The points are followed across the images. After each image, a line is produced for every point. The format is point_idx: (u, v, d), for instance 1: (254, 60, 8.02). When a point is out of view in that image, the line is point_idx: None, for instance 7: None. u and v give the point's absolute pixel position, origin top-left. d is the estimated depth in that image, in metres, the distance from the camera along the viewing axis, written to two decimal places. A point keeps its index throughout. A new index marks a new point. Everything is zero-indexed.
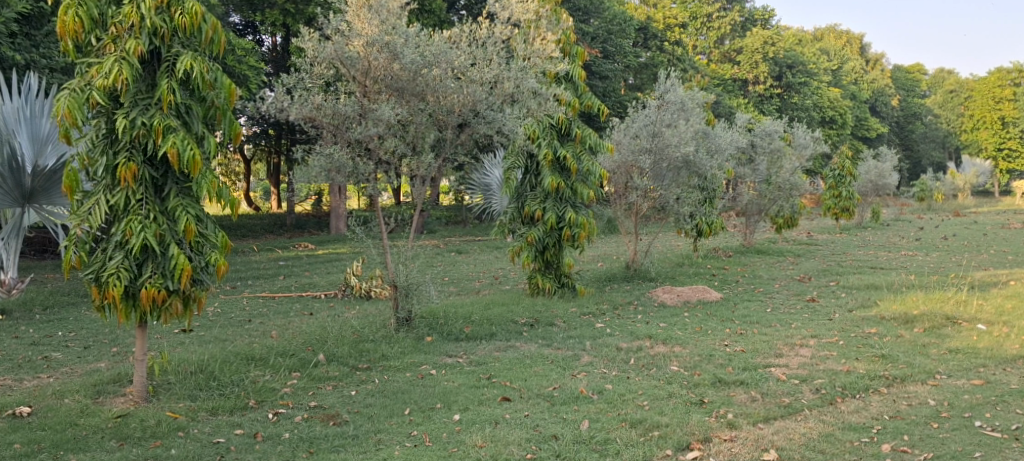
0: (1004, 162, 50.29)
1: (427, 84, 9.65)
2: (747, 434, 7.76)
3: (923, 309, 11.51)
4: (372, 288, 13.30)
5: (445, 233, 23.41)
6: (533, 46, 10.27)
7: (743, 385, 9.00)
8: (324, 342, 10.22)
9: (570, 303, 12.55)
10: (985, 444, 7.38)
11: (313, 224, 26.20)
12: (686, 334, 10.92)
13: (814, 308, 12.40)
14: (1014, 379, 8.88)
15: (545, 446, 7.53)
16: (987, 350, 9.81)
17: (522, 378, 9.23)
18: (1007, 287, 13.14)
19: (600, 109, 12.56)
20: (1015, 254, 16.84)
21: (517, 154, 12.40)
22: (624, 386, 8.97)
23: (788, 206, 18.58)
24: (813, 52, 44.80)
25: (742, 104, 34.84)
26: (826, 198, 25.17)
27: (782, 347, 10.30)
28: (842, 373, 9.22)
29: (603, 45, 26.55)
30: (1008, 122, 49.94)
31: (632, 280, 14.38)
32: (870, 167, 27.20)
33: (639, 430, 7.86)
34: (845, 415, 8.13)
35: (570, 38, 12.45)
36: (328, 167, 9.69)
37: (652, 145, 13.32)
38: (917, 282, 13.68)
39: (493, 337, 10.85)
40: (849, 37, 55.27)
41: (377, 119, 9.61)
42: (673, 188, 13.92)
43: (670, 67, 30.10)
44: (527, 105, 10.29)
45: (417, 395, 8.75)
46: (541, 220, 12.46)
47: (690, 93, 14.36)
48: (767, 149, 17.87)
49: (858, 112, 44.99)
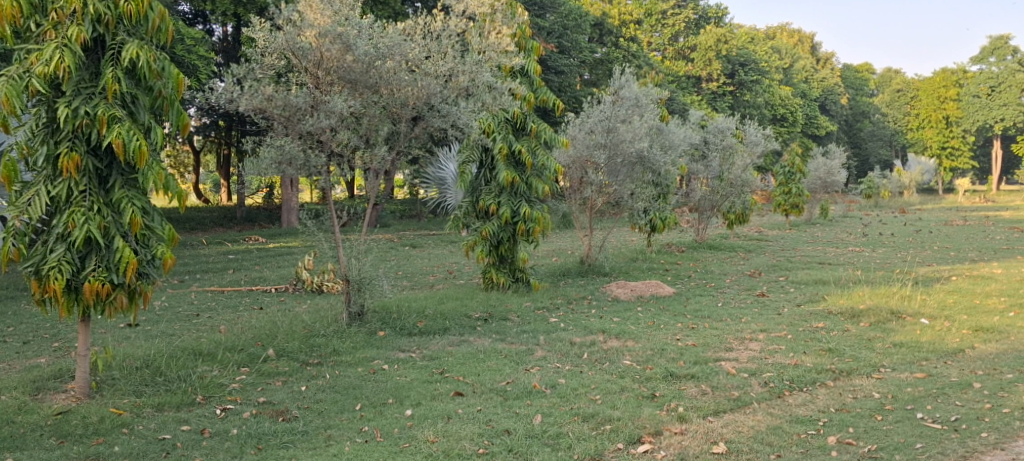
0: (948, 160, 51.88)
1: (380, 77, 9.57)
2: (696, 428, 7.85)
3: (869, 304, 11.77)
4: (324, 283, 13.16)
5: (399, 227, 23.25)
6: (488, 40, 10.28)
7: (694, 379, 9.10)
8: (274, 337, 10.07)
9: (524, 298, 12.55)
10: (926, 435, 7.57)
11: (264, 217, 25.83)
12: (639, 329, 11.01)
13: (763, 302, 12.60)
14: (954, 372, 9.12)
15: (497, 441, 7.53)
16: (929, 344, 10.06)
17: (475, 373, 9.21)
18: (949, 282, 13.49)
19: (555, 103, 12.55)
20: (957, 251, 17.29)
21: (471, 148, 12.37)
22: (576, 380, 9.00)
23: (740, 202, 18.72)
24: (766, 50, 45.45)
25: (695, 101, 35.23)
26: (776, 195, 25.49)
27: (732, 341, 10.44)
28: (790, 367, 9.37)
29: (559, 40, 26.60)
30: (951, 122, 51.37)
31: (586, 275, 14.44)
32: (819, 165, 27.76)
33: (591, 424, 7.91)
34: (792, 408, 8.28)
35: (525, 32, 12.41)
36: (278, 159, 9.55)
37: (607, 140, 13.36)
38: (863, 278, 13.98)
39: (447, 331, 10.81)
40: (800, 36, 56.09)
41: (329, 111, 9.52)
42: (627, 183, 14.00)
43: (625, 64, 30.30)
44: (482, 99, 10.26)
45: (368, 390, 8.69)
46: (496, 215, 12.42)
47: (645, 89, 14.36)
48: (719, 146, 18.01)
49: (808, 111, 45.82)
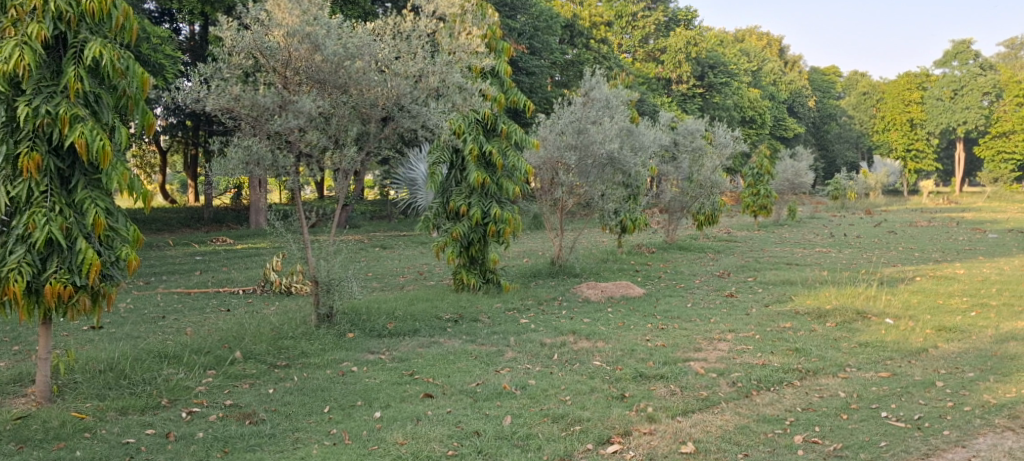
0: (913, 162, 52.67)
1: (349, 77, 9.52)
2: (665, 428, 7.90)
3: (835, 304, 11.92)
4: (292, 284, 13.05)
5: (370, 228, 23.16)
6: (458, 41, 10.35)
7: (663, 379, 9.15)
8: (241, 339, 9.97)
9: (495, 299, 12.54)
10: (890, 434, 7.68)
11: (232, 217, 25.56)
12: (609, 329, 11.05)
13: (732, 303, 12.70)
14: (918, 371, 9.27)
15: (466, 443, 7.51)
16: (894, 343, 10.21)
17: (445, 374, 9.19)
18: (914, 282, 13.70)
19: (526, 104, 12.55)
20: (921, 251, 17.58)
21: (441, 148, 12.28)
22: (547, 381, 9.02)
23: (709, 203, 18.76)
24: (735, 52, 45.83)
25: (666, 103, 35.46)
26: (745, 196, 25.75)
27: (701, 341, 10.52)
28: (757, 367, 9.46)
29: (530, 41, 26.63)
30: (916, 124, 52.14)
31: (557, 276, 14.47)
32: (787, 167, 28.18)
33: (561, 425, 7.93)
34: (760, 407, 8.35)
35: (495, 33, 12.39)
36: (246, 159, 9.46)
37: (578, 142, 13.38)
38: (830, 278, 14.16)
39: (417, 332, 10.77)
40: (769, 39, 56.69)
41: (297, 111, 9.44)
42: (598, 184, 13.92)
43: (595, 65, 30.39)
44: (452, 100, 10.25)
45: (336, 392, 8.63)
46: (466, 216, 12.39)
47: (616, 91, 14.53)
48: (689, 148, 18.38)
49: (776, 113, 46.37)
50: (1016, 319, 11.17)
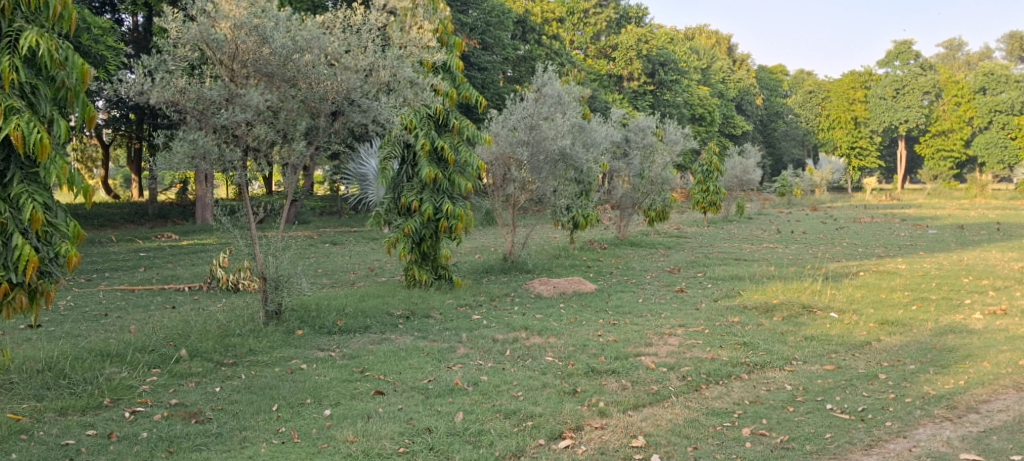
0: (856, 159, 53.97)
1: (298, 70, 9.39)
2: (616, 422, 7.95)
3: (782, 299, 12.16)
4: (240, 281, 12.82)
5: (320, 223, 22.88)
6: (410, 35, 10.23)
7: (614, 374, 9.20)
8: (186, 337, 9.76)
9: (447, 295, 12.49)
10: (835, 425, 7.84)
11: (177, 213, 25.01)
12: (561, 325, 11.08)
13: (682, 298, 12.84)
14: (861, 364, 9.48)
15: (418, 439, 7.48)
16: (838, 337, 10.43)
17: (396, 371, 9.11)
18: (857, 277, 14.01)
19: (478, 100, 12.51)
20: (865, 247, 18.00)
21: (392, 143, 12.29)
22: (499, 377, 9.00)
23: (660, 200, 19.16)
24: (685, 50, 46.33)
25: (618, 100, 35.72)
26: (695, 193, 26.02)
27: (652, 336, 10.62)
28: (706, 361, 9.58)
29: (482, 37, 26.59)
30: (860, 122, 53.47)
31: (509, 272, 14.45)
32: (736, 163, 28.63)
33: (513, 421, 7.92)
34: (709, 401, 8.46)
35: (447, 28, 12.29)
36: (191, 153, 9.23)
37: (530, 137, 13.36)
38: (777, 273, 14.42)
39: (367, 329, 10.66)
40: (718, 37, 57.40)
41: (245, 105, 9.25)
42: (549, 181, 14.04)
43: (547, 62, 30.44)
44: (404, 95, 10.15)
45: (285, 391, 8.50)
46: (417, 211, 12.31)
47: (567, 87, 14.49)
48: (641, 144, 18.29)
49: (725, 111, 47.07)
50: (954, 312, 11.51)
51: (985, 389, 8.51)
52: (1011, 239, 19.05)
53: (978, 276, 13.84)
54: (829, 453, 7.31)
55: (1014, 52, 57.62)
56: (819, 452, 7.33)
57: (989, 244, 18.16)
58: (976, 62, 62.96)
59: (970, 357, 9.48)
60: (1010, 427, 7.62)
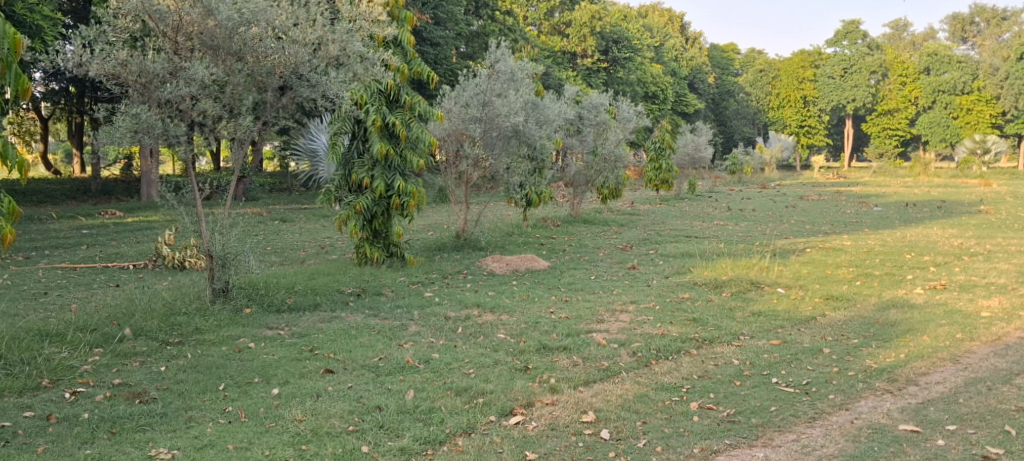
0: (805, 137, 54.90)
1: (245, 43, 9.19)
2: (567, 398, 8.00)
3: (731, 275, 12.34)
4: (186, 259, 12.57)
5: (269, 200, 22.55)
6: (359, 9, 10.08)
7: (566, 351, 9.24)
8: (130, 315, 9.54)
9: (399, 272, 12.40)
10: (780, 399, 8.00)
11: (122, 189, 24.41)
12: (514, 302, 11.09)
13: (634, 275, 12.94)
14: (807, 338, 9.67)
15: (368, 417, 7.46)
16: (785, 312, 10.64)
17: (347, 350, 9.04)
18: (804, 254, 14.26)
19: (430, 76, 12.38)
20: (812, 224, 18.32)
21: (343, 118, 12.11)
22: (450, 355, 8.99)
23: (613, 177, 19.15)
24: (638, 27, 46.36)
25: (572, 77, 35.72)
26: (647, 171, 26.14)
27: (603, 313, 10.69)
28: (657, 337, 9.68)
29: (434, 12, 26.34)
30: (808, 101, 54.54)
31: (461, 249, 14.40)
32: (688, 141, 28.86)
33: (464, 398, 7.92)
34: (659, 376, 8.56)
35: (398, 2, 12.11)
36: (134, 127, 8.96)
37: (482, 114, 13.26)
38: (727, 250, 14.62)
39: (317, 307, 10.55)
40: (671, 15, 57.60)
41: (190, 78, 9.01)
42: (503, 157, 13.91)
43: (501, 38, 30.21)
44: (353, 70, 9.99)
45: (232, 370, 8.38)
46: (369, 188, 12.18)
47: (520, 63, 14.35)
48: (594, 121, 18.33)
49: (677, 88, 47.45)
50: (896, 288, 11.80)
51: (924, 362, 8.75)
52: (951, 216, 19.57)
53: (920, 252, 14.20)
54: (774, 426, 7.46)
55: (957, 33, 58.92)
56: (765, 425, 7.48)
57: (930, 220, 18.65)
58: (921, 42, 64.24)
59: (911, 332, 9.73)
60: (947, 399, 7.86)
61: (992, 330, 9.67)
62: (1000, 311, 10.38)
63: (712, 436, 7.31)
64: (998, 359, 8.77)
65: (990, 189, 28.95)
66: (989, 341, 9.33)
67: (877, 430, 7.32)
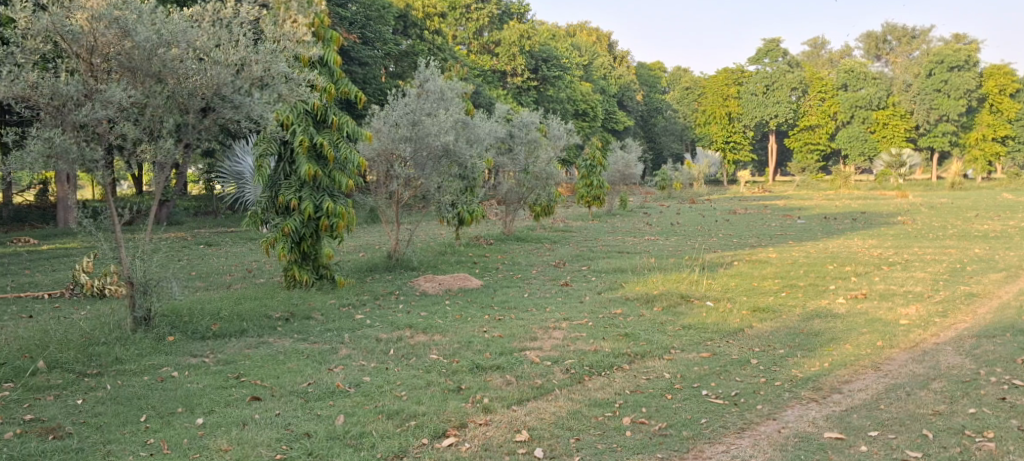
0: (731, 153, 56.11)
1: (164, 65, 8.97)
2: (501, 417, 7.96)
3: (662, 289, 12.51)
4: (105, 286, 12.17)
5: (194, 224, 21.97)
6: (283, 29, 9.92)
7: (499, 369, 9.22)
8: (44, 347, 9.14)
9: (329, 295, 12.18)
10: (710, 411, 8.11)
11: (37, 216, 23.47)
12: (446, 322, 11.00)
13: (567, 292, 12.98)
14: (735, 350, 9.84)
15: (296, 445, 7.32)
16: (714, 325, 10.81)
17: (274, 376, 8.83)
18: (732, 267, 14.54)
19: (358, 95, 12.27)
20: (739, 237, 18.75)
21: (268, 139, 11.89)
22: (381, 378, 8.86)
23: (545, 195, 19.30)
24: (567, 46, 46.82)
25: (502, 96, 35.83)
26: (579, 188, 26.31)
27: (537, 330, 10.69)
28: (590, 353, 9.72)
29: (361, 31, 26.19)
30: (733, 118, 55.74)
31: (393, 270, 14.25)
32: (618, 158, 29.28)
33: (396, 421, 7.81)
34: (592, 392, 8.58)
35: (323, 22, 12.01)
36: (47, 151, 8.63)
37: (412, 133, 13.17)
38: (657, 265, 14.83)
39: (244, 333, 10.29)
40: (599, 34, 58.48)
41: (106, 101, 8.73)
42: (434, 177, 13.81)
43: (430, 57, 30.05)
44: (279, 90, 9.76)
45: (154, 400, 8.11)
46: (296, 210, 11.99)
47: (450, 83, 14.36)
48: (525, 140, 18.39)
49: (607, 106, 48.26)
50: (820, 298, 12.12)
51: (847, 370, 8.98)
52: (870, 227, 20.27)
53: (842, 263, 14.62)
54: (705, 438, 7.55)
55: (871, 51, 61.22)
56: (696, 438, 7.56)
57: (851, 231, 19.29)
58: (838, 59, 66.61)
59: (834, 341, 9.99)
60: (869, 406, 8.08)
61: (911, 337, 9.99)
62: (918, 318, 10.74)
63: (645, 450, 7.36)
64: (916, 365, 9.06)
65: (906, 200, 30.21)
66: (908, 348, 9.64)
67: (804, 438, 7.47)
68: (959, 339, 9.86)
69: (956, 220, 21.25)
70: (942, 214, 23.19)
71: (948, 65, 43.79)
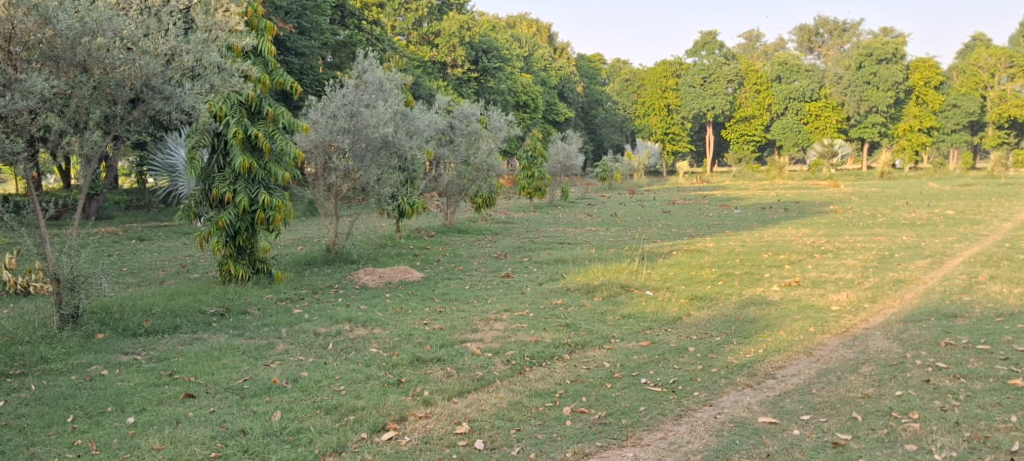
0: (670, 144, 56.84)
1: (89, 55, 8.68)
2: (440, 410, 7.93)
3: (602, 279, 12.61)
4: (30, 284, 11.77)
5: (125, 218, 21.35)
6: (214, 18, 9.68)
7: (440, 362, 9.18)
8: None
9: (266, 289, 11.98)
10: (648, 398, 8.20)
11: None
12: (386, 315, 10.91)
13: (508, 283, 13.00)
14: (673, 338, 9.98)
15: (231, 442, 7.19)
16: (653, 314, 10.95)
17: (209, 372, 8.64)
18: (671, 256, 14.73)
19: (293, 86, 12.06)
20: (677, 227, 19.02)
21: (201, 131, 11.62)
22: (320, 372, 8.74)
23: (486, 186, 19.33)
24: (508, 38, 46.74)
25: (443, 87, 35.60)
26: (520, 179, 26.31)
27: (478, 322, 10.67)
28: (530, 344, 9.75)
29: (297, 21, 25.69)
30: (672, 110, 56.50)
31: (332, 263, 14.08)
32: (559, 149, 29.46)
33: (334, 416, 7.72)
34: (532, 382, 8.61)
35: (256, 11, 11.77)
36: None
37: (350, 125, 13.02)
38: (598, 255, 14.94)
39: (178, 330, 10.05)
40: (539, 26, 58.54)
41: (27, 92, 8.29)
42: (373, 169, 13.66)
43: (368, 47, 29.69)
44: (210, 81, 9.57)
45: (82, 400, 7.87)
46: (231, 203, 11.76)
47: (388, 74, 14.26)
48: (465, 131, 18.33)
49: (547, 97, 48.42)
50: (755, 286, 12.36)
51: (781, 356, 9.19)
52: (804, 216, 20.76)
53: (775, 251, 14.94)
54: (643, 426, 7.64)
55: (804, 44, 62.55)
56: (634, 426, 7.64)
57: (784, 220, 19.74)
58: (772, 51, 67.98)
59: (769, 327, 10.21)
60: (801, 390, 8.27)
61: (841, 322, 10.26)
62: (848, 304, 11.06)
63: (584, 439, 7.42)
64: (846, 350, 9.31)
65: (837, 190, 31.10)
66: (838, 333, 9.90)
67: (739, 423, 7.62)
68: (887, 324, 10.17)
69: (885, 209, 21.92)
70: (871, 203, 23.92)
71: (877, 58, 45.18)
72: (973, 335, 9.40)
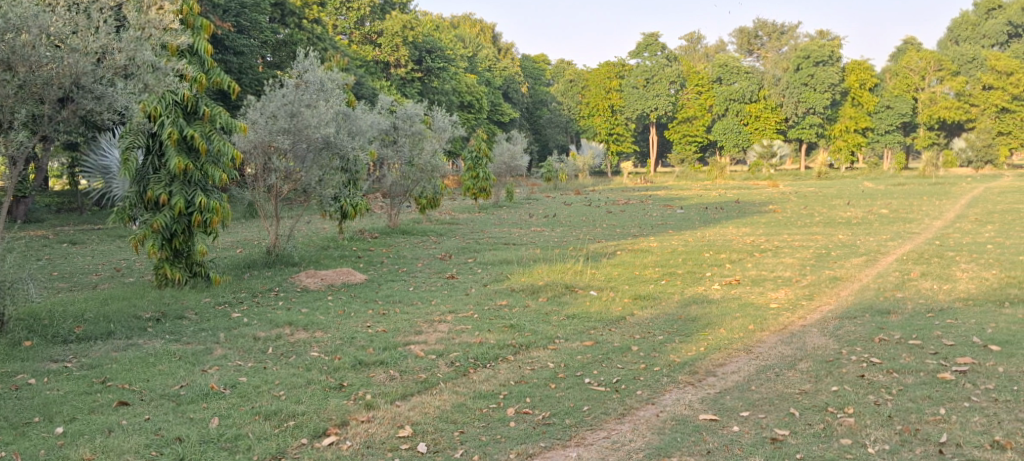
0: (614, 144, 57.16)
1: (13, 51, 8.36)
2: (383, 414, 7.83)
3: (546, 280, 12.62)
4: None
5: (55, 221, 20.66)
6: (148, 16, 9.41)
7: (382, 365, 9.07)
8: None
9: (204, 293, 11.69)
10: (591, 398, 8.23)
11: None
12: (328, 318, 10.74)
13: (453, 284, 12.94)
14: (616, 338, 10.04)
15: (166, 450, 7.01)
16: (597, 313, 11.00)
17: (143, 379, 8.40)
18: (615, 256, 14.82)
19: (230, 85, 11.80)
20: (622, 227, 19.19)
21: (135, 132, 11.31)
22: (258, 377, 8.57)
23: (430, 187, 19.18)
24: (452, 38, 46.51)
25: (385, 87, 35.31)
26: (465, 179, 26.16)
27: (421, 324, 10.59)
28: (474, 345, 9.70)
29: (236, 19, 25.20)
30: (616, 110, 56.64)
31: (273, 266, 13.82)
32: (504, 150, 29.44)
33: (274, 422, 7.57)
34: (476, 384, 8.57)
35: (192, 9, 11.49)
36: None
37: (291, 125, 12.80)
38: (542, 256, 14.96)
39: (111, 335, 9.75)
40: (483, 27, 58.49)
41: None
42: (314, 169, 13.45)
43: (309, 46, 29.28)
44: (144, 80, 9.29)
45: (8, 409, 7.58)
46: (166, 205, 11.47)
47: (330, 74, 14.01)
48: (408, 132, 18.15)
49: (491, 98, 48.38)
50: (697, 285, 12.52)
51: (721, 354, 9.31)
52: (745, 216, 21.11)
53: (717, 250, 15.16)
54: (586, 425, 7.66)
55: (743, 46, 63.62)
56: (578, 425, 7.66)
57: (726, 220, 20.05)
58: (714, 53, 69.05)
59: (710, 325, 10.35)
60: (741, 387, 8.38)
61: (780, 320, 10.44)
62: (786, 301, 11.30)
63: (527, 440, 7.41)
64: (785, 346, 9.48)
65: (776, 189, 31.83)
66: (777, 331, 10.07)
67: (680, 421, 7.69)
68: (824, 321, 10.37)
69: (823, 208, 22.41)
70: (809, 202, 24.46)
71: (814, 60, 46.10)
72: (905, 331, 9.65)
